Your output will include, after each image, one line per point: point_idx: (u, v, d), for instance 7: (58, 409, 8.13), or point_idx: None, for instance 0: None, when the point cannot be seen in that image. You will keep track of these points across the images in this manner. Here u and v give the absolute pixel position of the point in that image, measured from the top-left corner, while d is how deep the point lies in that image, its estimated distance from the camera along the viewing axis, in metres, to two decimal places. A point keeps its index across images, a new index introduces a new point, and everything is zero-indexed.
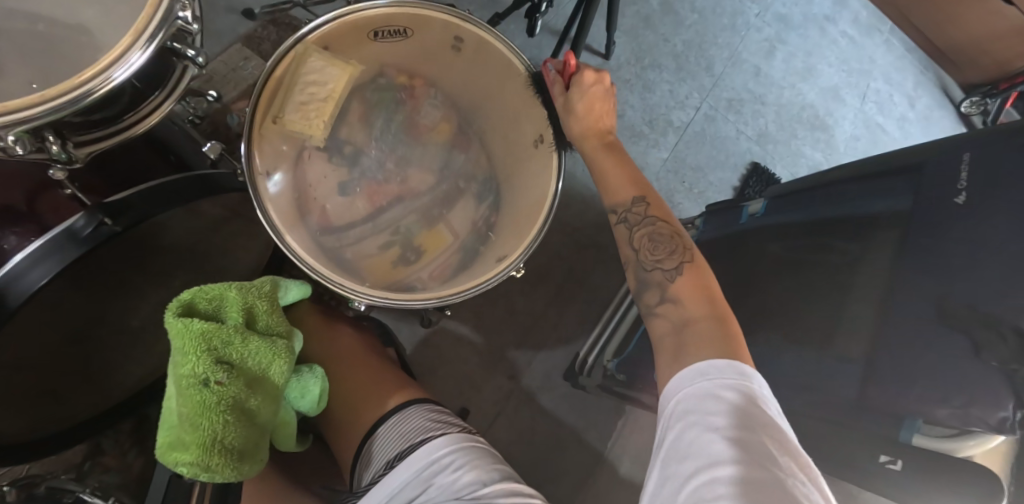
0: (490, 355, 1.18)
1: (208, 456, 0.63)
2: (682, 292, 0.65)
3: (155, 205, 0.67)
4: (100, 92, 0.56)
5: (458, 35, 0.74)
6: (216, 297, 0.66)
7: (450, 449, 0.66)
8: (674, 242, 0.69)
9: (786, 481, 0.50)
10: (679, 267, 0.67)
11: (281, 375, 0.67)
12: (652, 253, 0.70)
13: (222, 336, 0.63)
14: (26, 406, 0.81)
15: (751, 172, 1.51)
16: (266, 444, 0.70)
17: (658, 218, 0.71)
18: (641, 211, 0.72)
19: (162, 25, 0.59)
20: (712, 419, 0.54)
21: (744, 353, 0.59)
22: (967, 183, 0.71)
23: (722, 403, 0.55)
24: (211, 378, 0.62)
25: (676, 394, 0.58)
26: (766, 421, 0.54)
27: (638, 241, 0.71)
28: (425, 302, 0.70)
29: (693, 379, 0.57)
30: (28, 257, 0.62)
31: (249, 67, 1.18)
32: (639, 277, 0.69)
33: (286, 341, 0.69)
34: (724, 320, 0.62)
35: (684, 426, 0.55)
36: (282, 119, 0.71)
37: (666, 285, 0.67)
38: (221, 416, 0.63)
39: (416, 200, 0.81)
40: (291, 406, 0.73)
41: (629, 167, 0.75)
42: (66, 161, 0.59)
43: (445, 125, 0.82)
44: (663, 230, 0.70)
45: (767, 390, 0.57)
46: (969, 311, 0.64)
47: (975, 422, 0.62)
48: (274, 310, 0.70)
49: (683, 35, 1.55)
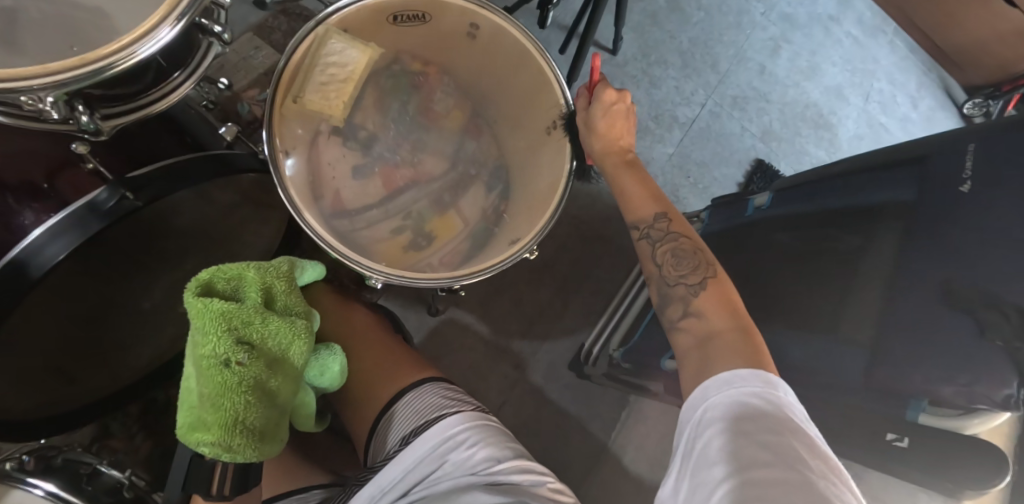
0: (496, 344, 1.19)
1: (230, 436, 0.65)
2: (707, 306, 0.66)
3: (173, 182, 0.69)
4: (125, 65, 0.57)
5: (475, 22, 0.74)
6: (234, 276, 0.67)
7: (465, 425, 0.67)
8: (697, 257, 0.70)
9: (817, 482, 0.51)
10: (702, 282, 0.68)
11: (301, 356, 0.68)
12: (675, 269, 0.71)
13: (242, 317, 0.63)
14: (38, 383, 0.82)
15: (756, 168, 1.53)
16: (285, 424, 0.71)
17: (681, 234, 0.72)
18: (664, 226, 0.73)
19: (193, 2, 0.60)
20: (743, 425, 0.55)
21: (767, 360, 0.60)
22: (972, 173, 0.73)
23: (754, 409, 0.55)
24: (231, 359, 0.62)
25: (704, 400, 0.58)
26: (794, 428, 0.55)
27: (662, 256, 0.72)
28: (437, 282, 0.71)
29: (719, 387, 0.58)
30: (46, 231, 0.64)
31: (260, 56, 1.19)
32: (661, 292, 0.71)
33: (304, 321, 0.69)
34: (749, 332, 0.62)
35: (711, 433, 0.56)
36: (303, 98, 0.72)
37: (689, 298, 0.68)
38: (241, 397, 0.64)
39: (429, 184, 0.82)
40: (309, 389, 0.75)
41: (649, 183, 0.76)
42: (93, 133, 0.60)
43: (458, 111, 0.84)
44: (685, 246, 0.72)
45: (795, 398, 0.57)
46: (974, 292, 0.65)
47: (981, 399, 0.61)
48: (291, 290, 0.71)
49: (690, 33, 1.56)
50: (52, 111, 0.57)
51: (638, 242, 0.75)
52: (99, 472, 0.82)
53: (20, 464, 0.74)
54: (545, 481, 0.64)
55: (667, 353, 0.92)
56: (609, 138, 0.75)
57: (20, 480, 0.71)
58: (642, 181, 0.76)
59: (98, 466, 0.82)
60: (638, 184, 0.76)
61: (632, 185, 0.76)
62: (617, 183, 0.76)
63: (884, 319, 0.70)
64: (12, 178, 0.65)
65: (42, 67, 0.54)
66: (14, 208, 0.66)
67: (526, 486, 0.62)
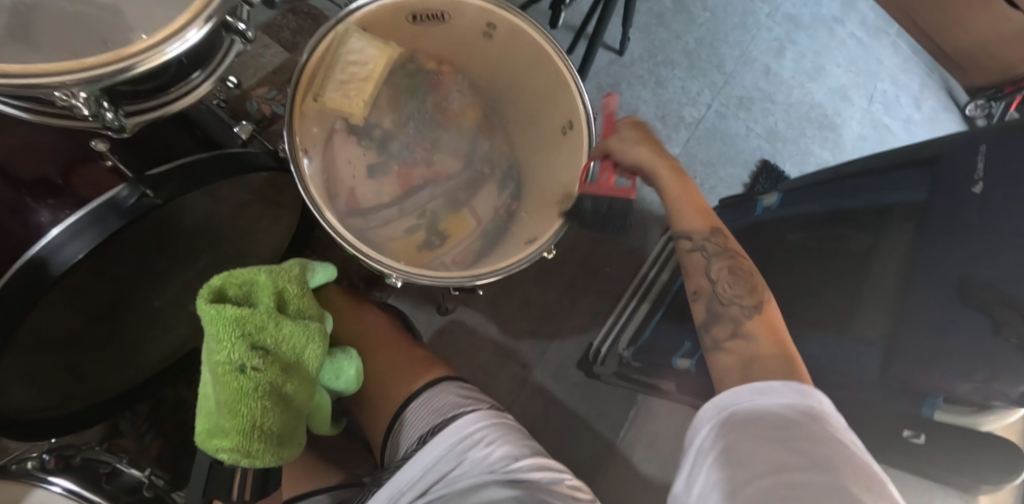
0: (504, 343, 1.19)
1: (248, 442, 0.64)
2: (755, 329, 0.62)
3: (189, 183, 0.69)
4: (153, 65, 0.57)
5: (492, 22, 0.74)
6: (246, 282, 0.67)
7: (483, 424, 0.67)
8: (750, 280, 0.67)
9: (850, 487, 0.48)
10: (757, 305, 0.65)
11: (316, 359, 0.68)
12: (729, 287, 0.67)
13: (256, 322, 0.63)
14: (53, 382, 0.83)
15: (761, 168, 1.53)
16: (302, 429, 0.71)
17: (735, 252, 0.69)
18: (720, 243, 0.69)
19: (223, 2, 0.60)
20: (775, 431, 0.52)
21: (803, 374, 0.57)
22: (984, 174, 0.73)
23: (781, 414, 0.53)
24: (247, 364, 0.62)
25: (729, 408, 0.55)
26: (831, 435, 0.51)
27: (717, 272, 0.68)
28: (451, 281, 0.70)
29: (749, 395, 0.55)
30: (67, 229, 0.64)
31: (269, 55, 1.19)
32: (713, 310, 0.66)
33: (317, 324, 0.69)
34: (791, 356, 0.59)
35: (738, 439, 0.53)
36: (323, 98, 0.73)
37: (740, 319, 0.63)
38: (258, 402, 0.63)
39: (445, 183, 0.83)
40: (325, 392, 0.74)
41: (698, 195, 0.71)
42: (116, 130, 0.60)
43: (472, 111, 0.85)
44: (741, 265, 0.68)
45: (831, 408, 0.54)
46: (983, 293, 0.65)
47: (996, 396, 0.62)
48: (303, 293, 0.71)
49: (696, 33, 1.57)
50: (82, 108, 0.57)
51: (692, 256, 0.70)
52: (120, 471, 0.81)
53: (42, 463, 0.74)
54: (563, 478, 0.64)
55: (678, 352, 0.92)
56: (646, 150, 0.69)
57: (41, 478, 0.71)
58: (693, 195, 0.70)
59: (118, 466, 0.81)
60: (689, 197, 0.70)
61: (683, 198, 0.71)
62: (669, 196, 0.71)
63: (899, 319, 0.71)
64: (31, 175, 0.65)
65: (75, 64, 0.54)
66: (31, 206, 0.65)
67: (546, 483, 0.62)
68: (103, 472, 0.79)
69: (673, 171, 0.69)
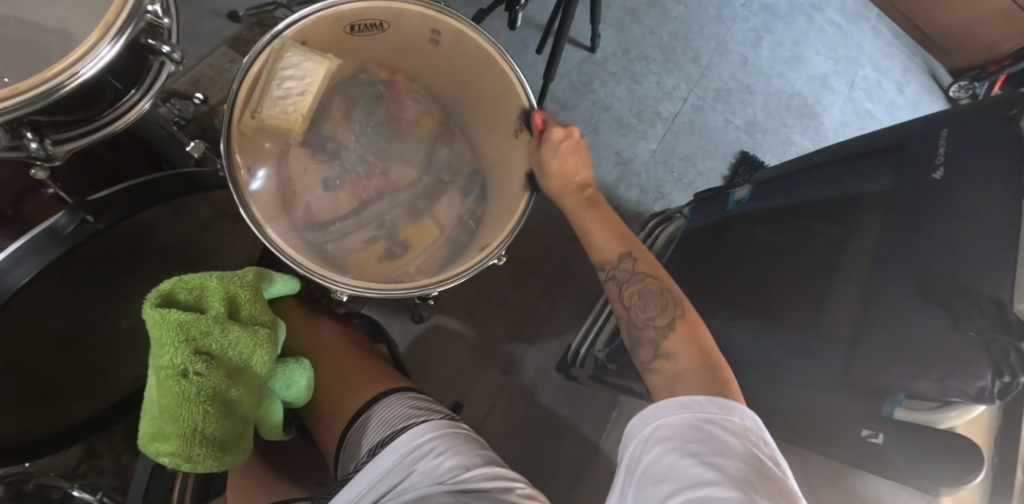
0: (482, 349, 1.18)
1: (189, 447, 0.65)
2: (675, 347, 0.67)
3: (136, 202, 0.69)
4: (67, 86, 0.57)
5: (436, 27, 0.74)
6: (197, 286, 0.67)
7: (432, 435, 0.66)
8: (665, 298, 0.72)
9: (761, 502, 0.53)
10: (671, 322, 0.70)
11: (263, 365, 0.68)
12: (642, 311, 0.73)
13: (201, 328, 0.64)
14: (19, 408, 0.82)
15: (741, 160, 1.52)
16: (249, 433, 0.71)
17: (648, 274, 0.75)
18: (630, 267, 0.76)
19: (131, 18, 0.60)
20: (693, 445, 0.57)
21: (732, 389, 0.62)
22: (945, 159, 0.71)
23: (704, 430, 0.58)
24: (189, 369, 0.63)
25: (657, 419, 0.60)
26: (743, 451, 0.56)
27: (629, 298, 0.74)
28: (409, 290, 0.71)
29: (675, 409, 0.60)
30: (3, 259, 0.62)
31: (235, 69, 1.18)
32: (632, 334, 0.72)
33: (268, 331, 0.69)
34: (715, 368, 0.64)
35: (663, 450, 0.58)
36: (261, 114, 0.72)
37: (658, 340, 0.69)
38: (200, 407, 0.64)
39: (400, 194, 0.82)
40: (277, 398, 0.75)
41: (614, 223, 0.79)
42: (44, 159, 0.60)
43: (428, 119, 0.84)
44: (652, 286, 0.73)
45: (756, 424, 0.59)
46: (946, 283, 0.63)
47: (955, 393, 0.61)
48: (257, 298, 0.70)
49: (670, 27, 1.55)
50: None
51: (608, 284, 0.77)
52: (71, 495, 0.87)
53: None
54: (516, 487, 0.64)
55: None
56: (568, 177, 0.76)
57: None
58: (609, 224, 0.78)
59: (71, 489, 0.88)
60: (604, 227, 0.78)
61: (594, 226, 0.79)
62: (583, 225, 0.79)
63: (862, 312, 0.69)
64: None
65: None
66: None
67: (496, 492, 0.62)
68: (55, 497, 0.85)
69: (587, 203, 0.79)
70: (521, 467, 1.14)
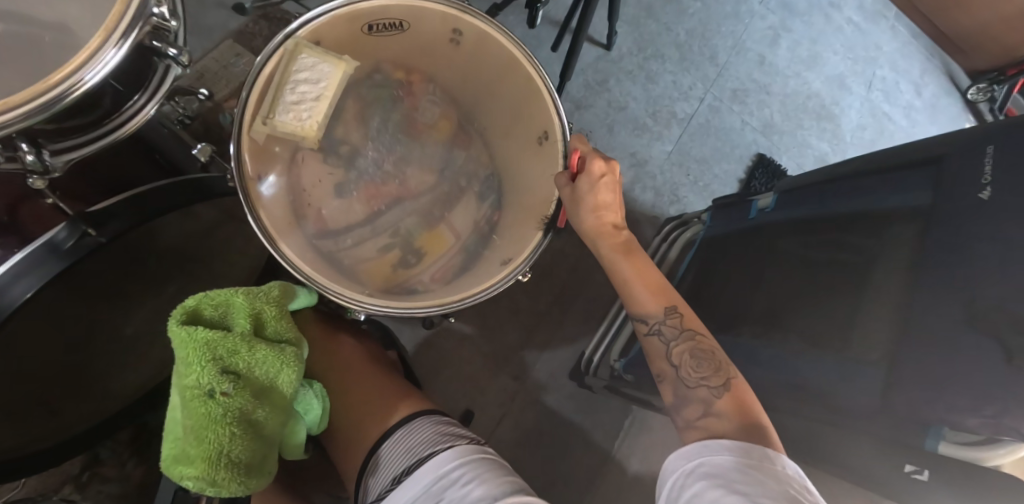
0: (494, 355, 1.15)
1: (214, 470, 0.65)
2: (727, 408, 0.63)
3: (145, 210, 0.66)
4: (72, 95, 0.54)
5: (457, 27, 0.70)
6: (222, 303, 0.68)
7: (459, 462, 0.65)
8: (716, 358, 0.66)
9: None
10: (725, 384, 0.65)
11: (289, 384, 0.69)
12: (693, 371, 0.67)
13: (228, 346, 0.65)
14: (23, 419, 0.79)
15: (757, 163, 1.48)
16: (273, 455, 0.71)
17: (694, 332, 0.69)
18: (676, 322, 0.69)
19: (135, 21, 0.56)
20: (738, 486, 0.54)
21: (772, 439, 0.60)
22: (992, 178, 0.67)
23: (744, 470, 0.56)
24: (217, 389, 0.64)
25: (699, 455, 0.59)
26: (789, 496, 0.54)
27: (678, 357, 0.68)
28: (428, 310, 0.68)
29: (717, 449, 0.58)
30: (10, 269, 0.60)
31: (240, 63, 1.14)
32: (679, 392, 0.67)
33: (294, 349, 0.70)
34: (761, 429, 0.61)
35: (706, 486, 0.56)
36: (273, 120, 0.68)
37: (710, 400, 0.64)
38: (226, 429, 0.65)
39: (414, 201, 0.78)
40: (299, 421, 0.75)
41: (650, 268, 0.72)
42: (42, 171, 0.57)
43: (445, 122, 0.80)
44: (702, 345, 0.68)
45: (794, 469, 0.57)
46: (1000, 314, 0.61)
47: (1009, 431, 0.59)
48: (282, 316, 0.71)
49: (687, 24, 1.51)
50: None
51: (648, 339, 0.70)
52: None
53: None
54: None
55: None
56: (600, 215, 0.71)
57: None
58: (648, 274, 0.72)
59: None
60: (642, 276, 0.72)
61: (633, 276, 0.72)
62: (619, 274, 0.72)
63: (901, 335, 0.66)
64: None
65: None
66: None
67: None
68: None
69: (625, 250, 0.72)
70: (532, 476, 1.12)
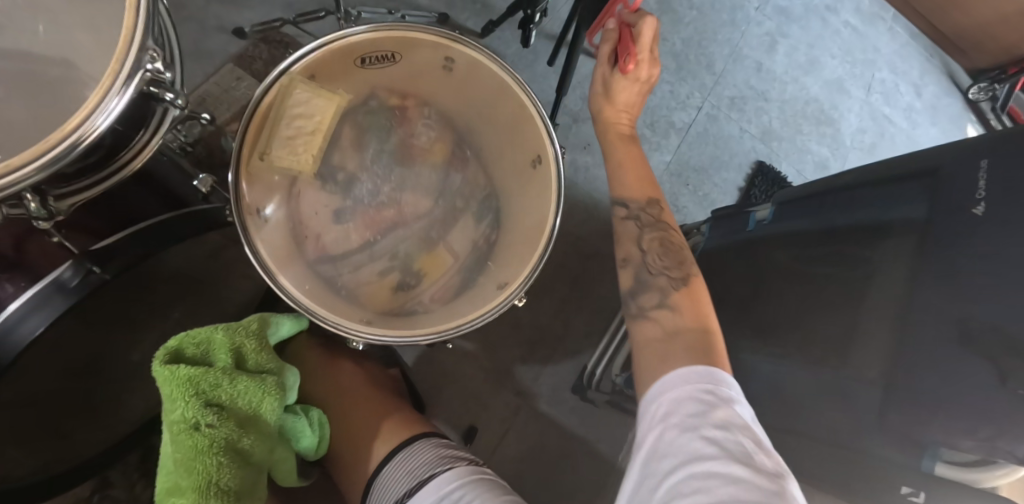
0: (496, 371, 1.16)
1: (204, 500, 0.64)
2: (682, 301, 0.70)
3: (147, 243, 0.69)
4: (78, 144, 0.56)
5: (449, 55, 0.73)
6: (203, 340, 0.70)
7: (460, 483, 0.66)
8: (680, 251, 0.74)
9: (761, 479, 0.53)
10: (683, 277, 0.72)
11: (272, 412, 0.69)
12: (658, 260, 0.74)
13: (208, 380, 0.66)
14: (37, 444, 0.80)
15: (756, 171, 1.48)
16: (263, 482, 0.71)
17: (665, 225, 0.76)
18: (654, 214, 0.76)
19: (134, 72, 0.58)
20: (693, 419, 0.58)
21: (721, 361, 0.64)
22: (986, 194, 0.67)
23: (699, 401, 0.59)
24: (201, 421, 0.65)
25: (657, 394, 0.61)
26: (738, 423, 0.57)
27: (648, 243, 0.75)
28: (424, 338, 0.69)
29: (674, 384, 0.61)
30: (23, 305, 0.62)
31: (241, 88, 1.16)
32: (641, 279, 0.73)
33: (274, 378, 0.71)
34: (712, 336, 0.66)
35: (665, 427, 0.59)
36: (270, 154, 0.70)
37: (668, 290, 0.71)
38: (214, 458, 0.65)
39: (412, 225, 0.78)
40: (290, 446, 0.76)
41: (643, 168, 0.78)
42: (47, 216, 0.60)
43: (440, 145, 0.79)
44: (671, 239, 0.75)
45: (738, 394, 0.60)
46: (994, 335, 0.61)
47: (1002, 454, 0.60)
48: (262, 348, 0.72)
49: (683, 33, 1.52)
50: None
51: (624, 225, 0.76)
52: None
53: None
54: None
55: None
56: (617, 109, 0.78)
57: None
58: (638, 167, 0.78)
59: None
60: (635, 167, 0.78)
61: (625, 164, 0.77)
62: (614, 159, 0.78)
63: (896, 352, 0.67)
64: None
65: None
66: None
67: None
68: None
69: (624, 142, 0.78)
70: (537, 490, 1.12)
